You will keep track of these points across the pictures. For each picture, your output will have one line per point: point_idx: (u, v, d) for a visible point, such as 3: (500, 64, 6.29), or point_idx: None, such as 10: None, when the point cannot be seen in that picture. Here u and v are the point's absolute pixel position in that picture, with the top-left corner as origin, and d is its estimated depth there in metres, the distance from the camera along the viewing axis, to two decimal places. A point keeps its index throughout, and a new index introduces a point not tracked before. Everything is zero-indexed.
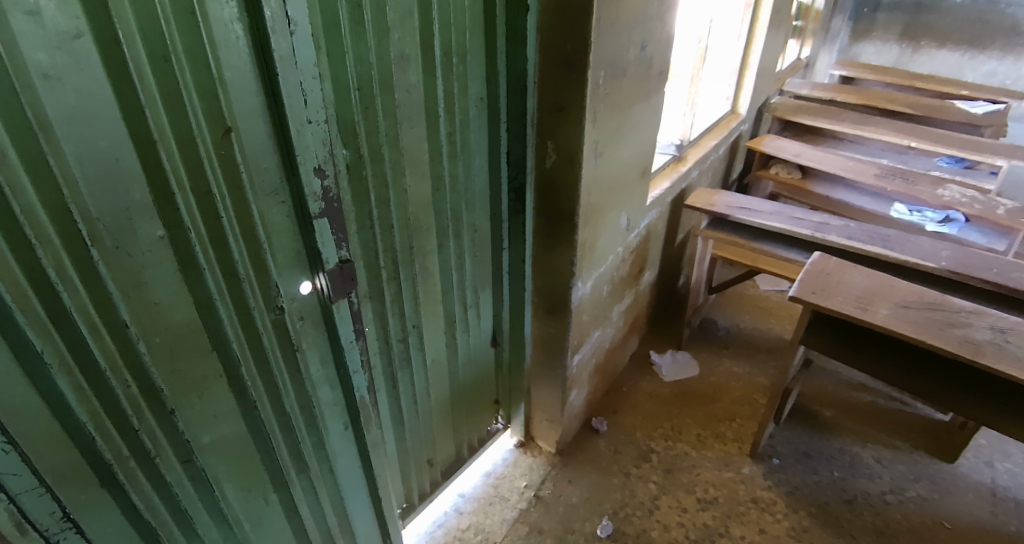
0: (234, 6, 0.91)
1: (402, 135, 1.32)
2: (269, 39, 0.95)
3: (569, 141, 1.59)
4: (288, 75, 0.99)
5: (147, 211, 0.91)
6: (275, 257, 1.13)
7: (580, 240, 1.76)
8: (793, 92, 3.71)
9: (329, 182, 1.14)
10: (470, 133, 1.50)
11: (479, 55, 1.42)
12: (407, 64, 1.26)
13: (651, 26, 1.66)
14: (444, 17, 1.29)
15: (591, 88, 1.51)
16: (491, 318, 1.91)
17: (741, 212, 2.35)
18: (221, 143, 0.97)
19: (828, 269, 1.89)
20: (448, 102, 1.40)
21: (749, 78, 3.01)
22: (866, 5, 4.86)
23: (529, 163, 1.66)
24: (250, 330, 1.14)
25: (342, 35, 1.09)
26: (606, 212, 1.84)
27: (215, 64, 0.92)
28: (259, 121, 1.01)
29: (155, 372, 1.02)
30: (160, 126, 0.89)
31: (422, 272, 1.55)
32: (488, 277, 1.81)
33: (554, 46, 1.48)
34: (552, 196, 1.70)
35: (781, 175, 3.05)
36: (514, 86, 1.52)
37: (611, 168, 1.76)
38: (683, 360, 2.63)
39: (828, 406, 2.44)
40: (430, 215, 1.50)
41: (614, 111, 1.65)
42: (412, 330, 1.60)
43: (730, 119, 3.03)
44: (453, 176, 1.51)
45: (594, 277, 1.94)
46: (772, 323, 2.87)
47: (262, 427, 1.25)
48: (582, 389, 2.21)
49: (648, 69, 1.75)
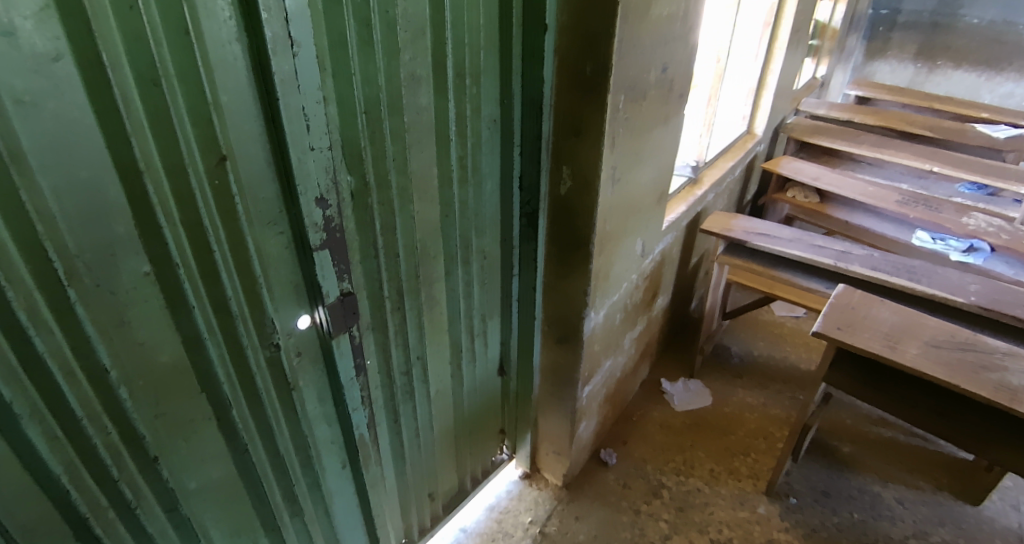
0: (233, 25, 0.84)
1: (411, 160, 1.24)
2: (270, 60, 0.88)
3: (585, 167, 1.51)
4: (289, 99, 0.92)
5: (131, 247, 0.84)
6: (272, 291, 1.05)
7: (594, 269, 1.67)
8: (809, 112, 3.64)
9: (331, 211, 1.07)
10: (483, 157, 1.43)
11: (494, 76, 1.35)
12: (418, 85, 1.19)
13: (673, 47, 1.59)
14: (457, 36, 1.22)
15: (611, 112, 1.44)
16: (499, 346, 1.82)
17: (760, 238, 2.27)
18: (216, 172, 0.89)
19: (852, 303, 1.80)
20: (460, 124, 1.32)
21: (766, 98, 2.93)
22: (882, 24, 4.80)
23: (543, 189, 1.58)
24: (243, 370, 1.06)
25: (350, 56, 1.02)
26: (622, 239, 1.75)
27: (210, 88, 0.84)
28: (257, 147, 0.94)
29: (138, 418, 0.94)
30: (148, 155, 0.81)
31: (428, 301, 1.47)
32: (497, 304, 1.72)
33: (573, 68, 1.40)
34: (566, 222, 1.62)
35: (798, 199, 2.97)
36: (529, 108, 1.45)
37: (629, 194, 1.68)
38: (695, 389, 2.54)
39: (847, 441, 2.34)
40: (438, 243, 1.42)
41: (633, 135, 1.58)
42: (416, 361, 1.52)
43: (746, 139, 2.95)
44: (463, 201, 1.44)
45: (608, 306, 1.85)
46: (787, 351, 2.77)
47: (254, 471, 1.17)
48: (591, 420, 2.12)
49: (668, 91, 1.67)
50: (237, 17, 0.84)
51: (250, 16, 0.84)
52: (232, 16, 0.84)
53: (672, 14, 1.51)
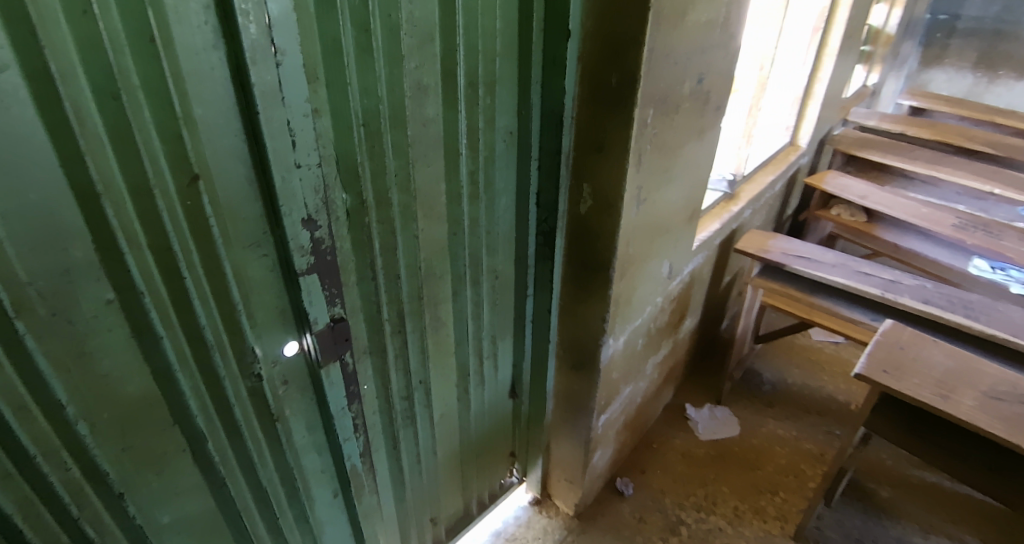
0: (208, 31, 0.75)
1: (416, 175, 1.15)
2: (249, 70, 0.79)
3: (608, 187, 1.39)
4: (272, 113, 0.83)
5: (91, 273, 0.77)
6: (253, 318, 0.97)
7: (614, 295, 1.55)
8: (858, 123, 3.42)
9: (320, 233, 0.98)
10: (496, 171, 1.32)
11: (510, 85, 1.24)
12: (424, 96, 1.09)
13: (710, 56, 1.45)
14: (469, 41, 1.12)
15: (638, 127, 1.31)
16: (510, 368, 1.71)
17: (799, 261, 2.11)
18: (187, 193, 0.81)
19: (900, 343, 1.64)
20: (471, 137, 1.22)
21: (813, 107, 2.75)
22: (939, 30, 4.49)
23: (561, 207, 1.46)
24: (220, 402, 0.98)
25: (346, 64, 0.93)
26: (646, 262, 1.62)
27: (181, 100, 0.76)
28: (237, 164, 0.85)
29: (102, 453, 0.87)
30: (107, 175, 0.73)
31: (432, 323, 1.38)
32: (509, 325, 1.62)
33: (597, 79, 1.28)
34: (585, 243, 1.50)
35: (843, 217, 2.77)
36: (548, 119, 1.33)
37: (657, 214, 1.55)
38: (722, 418, 2.39)
39: (886, 485, 2.16)
40: (445, 262, 1.33)
41: (662, 152, 1.44)
42: (418, 386, 1.42)
43: (789, 151, 2.78)
44: (474, 218, 1.34)
45: (628, 331, 1.73)
46: (825, 381, 2.59)
47: (234, 505, 1.09)
48: (607, 449, 2.00)
49: (703, 103, 1.53)
50: (213, 22, 0.76)
51: (227, 21, 0.76)
52: (208, 21, 0.75)
53: (710, 20, 1.37)
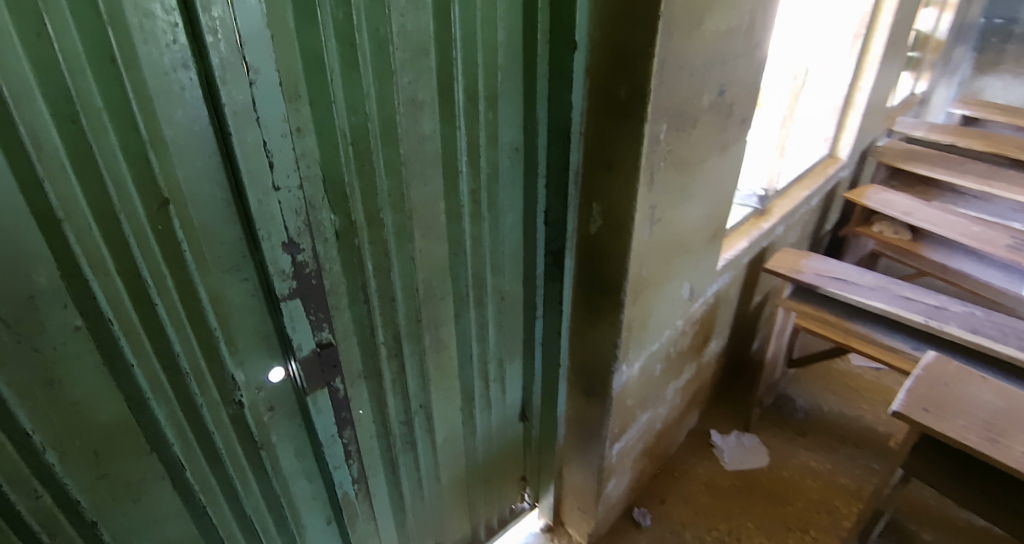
0: (176, 49, 0.72)
1: (411, 194, 1.10)
2: (219, 90, 0.75)
3: (619, 206, 1.31)
4: (246, 134, 0.80)
5: (56, 300, 0.74)
6: (233, 343, 0.94)
7: (626, 319, 1.47)
8: (904, 133, 3.23)
9: (304, 256, 0.94)
10: (500, 190, 1.27)
11: (514, 100, 1.18)
12: (419, 112, 1.04)
13: (732, 67, 1.35)
14: (468, 55, 1.06)
15: (650, 143, 1.23)
16: (520, 391, 1.64)
17: (834, 283, 1.99)
18: (158, 217, 0.78)
19: (944, 379, 1.53)
20: (472, 154, 1.17)
21: (854, 117, 2.60)
22: (995, 35, 4.20)
23: (570, 226, 1.40)
24: (198, 429, 0.95)
25: (330, 82, 0.89)
26: (663, 284, 1.54)
27: (147, 122, 0.73)
28: (213, 187, 0.82)
29: (74, 482, 0.85)
30: (69, 201, 0.70)
31: (433, 345, 1.32)
32: (518, 348, 1.55)
33: (607, 92, 1.21)
34: (596, 264, 1.43)
35: (886, 235, 2.61)
36: (556, 135, 1.27)
37: (674, 234, 1.47)
38: (749, 446, 2.26)
39: (928, 527, 1.99)
40: (446, 283, 1.27)
41: (678, 169, 1.36)
42: (418, 410, 1.37)
43: (828, 164, 2.64)
44: (476, 238, 1.28)
45: (644, 356, 1.64)
46: (863, 410, 2.43)
47: (216, 532, 1.06)
48: (622, 477, 1.91)
49: (726, 117, 1.43)
50: (183, 41, 0.72)
51: (195, 39, 0.73)
52: (177, 40, 0.72)
53: (730, 29, 1.27)
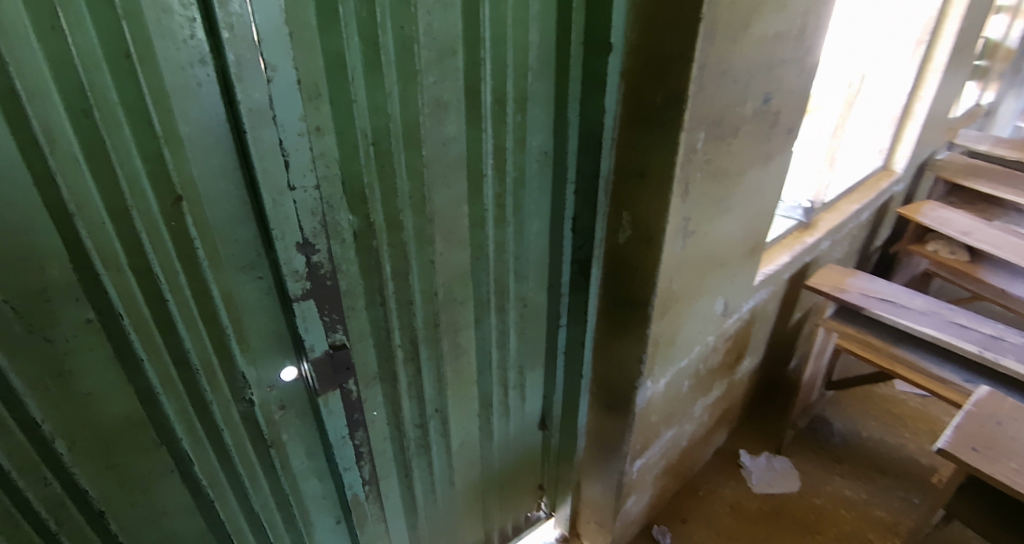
0: (193, 45, 0.71)
1: (434, 197, 1.07)
2: (235, 87, 0.74)
3: (650, 217, 1.25)
4: (262, 132, 0.78)
5: (69, 292, 0.74)
6: (245, 341, 0.93)
7: (653, 334, 1.41)
8: (967, 147, 3.03)
9: (319, 257, 0.92)
10: (526, 195, 1.23)
11: (544, 102, 1.14)
12: (444, 113, 1.01)
13: (781, 73, 1.27)
14: (497, 56, 1.03)
15: (685, 153, 1.17)
16: (540, 399, 1.60)
17: (881, 305, 1.89)
18: (171, 213, 0.78)
19: (997, 417, 1.44)
20: (498, 157, 1.13)
21: (912, 129, 2.45)
22: None
23: (598, 235, 1.35)
24: (208, 425, 0.95)
25: (351, 80, 0.86)
26: (695, 300, 1.47)
27: (162, 118, 0.73)
28: (228, 185, 0.81)
29: (82, 471, 0.85)
30: (82, 196, 0.70)
31: (451, 350, 1.30)
32: (539, 356, 1.51)
33: (642, 98, 1.15)
34: (623, 276, 1.37)
35: (941, 255, 2.46)
36: (587, 140, 1.22)
37: (709, 247, 1.40)
38: (780, 470, 2.16)
39: None
40: (467, 288, 1.24)
41: (716, 180, 1.29)
42: (433, 415, 1.34)
43: (881, 177, 2.50)
44: (500, 243, 1.24)
45: (672, 373, 1.57)
46: (906, 439, 2.30)
47: (223, 527, 1.06)
48: (643, 494, 1.85)
49: (771, 126, 1.34)
50: (201, 37, 0.71)
51: (213, 36, 0.71)
52: (195, 35, 0.71)
53: (780, 33, 1.19)
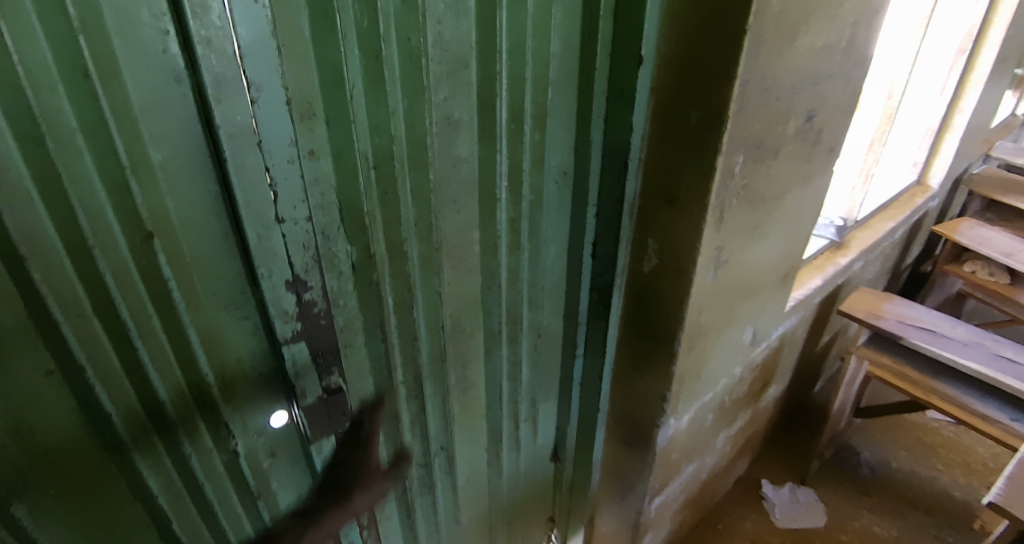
0: (165, 61, 0.61)
1: (442, 222, 0.97)
2: (213, 110, 0.64)
3: (679, 246, 1.14)
4: (245, 160, 0.69)
5: (24, 341, 0.64)
6: (228, 387, 0.83)
7: (679, 371, 1.30)
8: (1003, 160, 2.89)
9: (312, 294, 0.83)
10: (543, 218, 1.12)
11: (566, 119, 1.04)
12: (455, 132, 0.91)
13: (827, 88, 1.15)
14: (516, 69, 0.92)
15: (722, 178, 1.06)
16: (553, 430, 1.49)
17: (919, 333, 1.80)
18: (141, 251, 0.68)
19: None
20: (514, 179, 1.03)
21: (950, 142, 2.32)
22: None
23: (621, 262, 1.24)
24: (187, 479, 0.85)
25: (350, 97, 0.76)
26: (724, 332, 1.36)
27: (128, 143, 0.62)
28: (207, 217, 0.72)
29: (45, 536, 0.74)
30: (37, 237, 0.60)
31: (459, 384, 1.18)
32: (554, 386, 1.41)
33: (674, 115, 1.05)
34: (646, 307, 1.27)
35: (980, 276, 2.32)
36: (611, 159, 1.11)
37: (742, 277, 1.28)
38: (805, 503, 2.04)
39: None
40: (477, 318, 1.14)
41: (753, 206, 1.17)
42: (438, 452, 1.23)
43: (917, 193, 2.37)
44: (513, 270, 1.14)
45: (696, 408, 1.46)
46: (938, 471, 2.17)
47: None
48: (660, 530, 1.75)
49: (813, 146, 1.23)
50: (175, 51, 0.62)
51: (187, 51, 0.61)
52: (169, 49, 0.61)
53: (829, 45, 1.07)
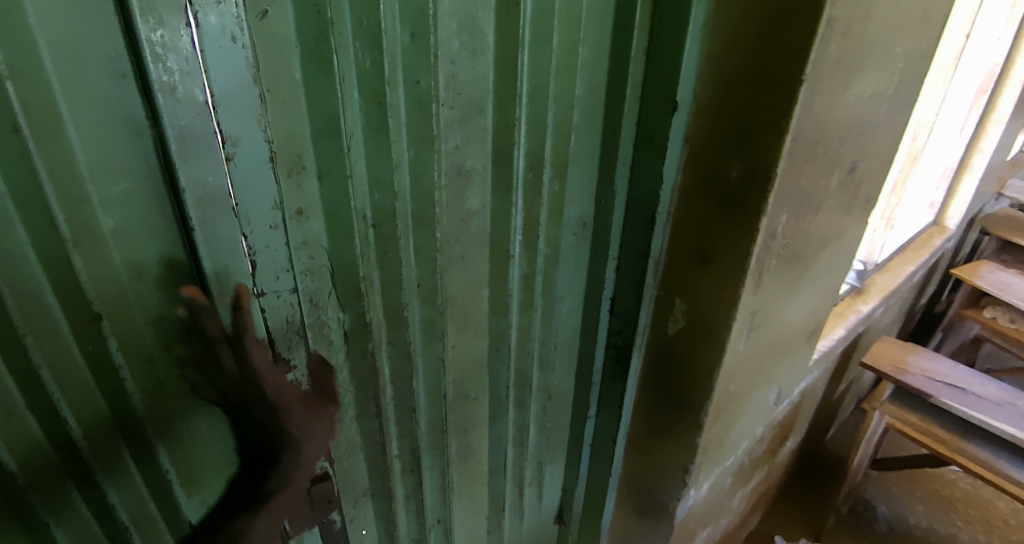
0: (121, 108, 0.50)
1: (449, 283, 0.85)
2: (177, 169, 0.52)
3: (709, 309, 1.04)
4: (216, 227, 0.57)
5: None
6: (193, 482, 0.68)
7: (703, 442, 1.21)
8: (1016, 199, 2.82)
9: (295, 373, 0.71)
10: (559, 273, 1.01)
11: (587, 166, 0.93)
12: (466, 184, 0.79)
13: (873, 138, 1.05)
14: (538, 114, 0.81)
15: (764, 239, 0.95)
16: (558, 493, 1.37)
17: (948, 391, 1.75)
18: (87, 334, 0.55)
19: None
20: (530, 233, 0.91)
21: (968, 182, 2.27)
22: None
23: (643, 321, 1.12)
24: None
25: (347, 151, 0.64)
26: (751, 395, 1.25)
27: (69, 207, 0.50)
28: (170, 290, 0.59)
29: None
30: None
31: (461, 454, 1.05)
32: (561, 448, 1.28)
33: (710, 165, 0.93)
34: (670, 369, 1.16)
35: (1000, 322, 2.23)
36: (636, 210, 1.00)
37: (773, 338, 1.18)
38: None
39: None
40: (482, 382, 1.01)
41: (792, 265, 1.07)
42: (435, 525, 1.08)
43: (934, 234, 2.30)
44: (524, 329, 1.02)
45: (716, 474, 1.37)
46: (958, 528, 2.06)
47: None
48: None
49: (852, 198, 1.13)
50: (133, 98, 0.50)
51: (148, 100, 0.50)
52: (125, 94, 0.50)
53: (879, 93, 0.98)
